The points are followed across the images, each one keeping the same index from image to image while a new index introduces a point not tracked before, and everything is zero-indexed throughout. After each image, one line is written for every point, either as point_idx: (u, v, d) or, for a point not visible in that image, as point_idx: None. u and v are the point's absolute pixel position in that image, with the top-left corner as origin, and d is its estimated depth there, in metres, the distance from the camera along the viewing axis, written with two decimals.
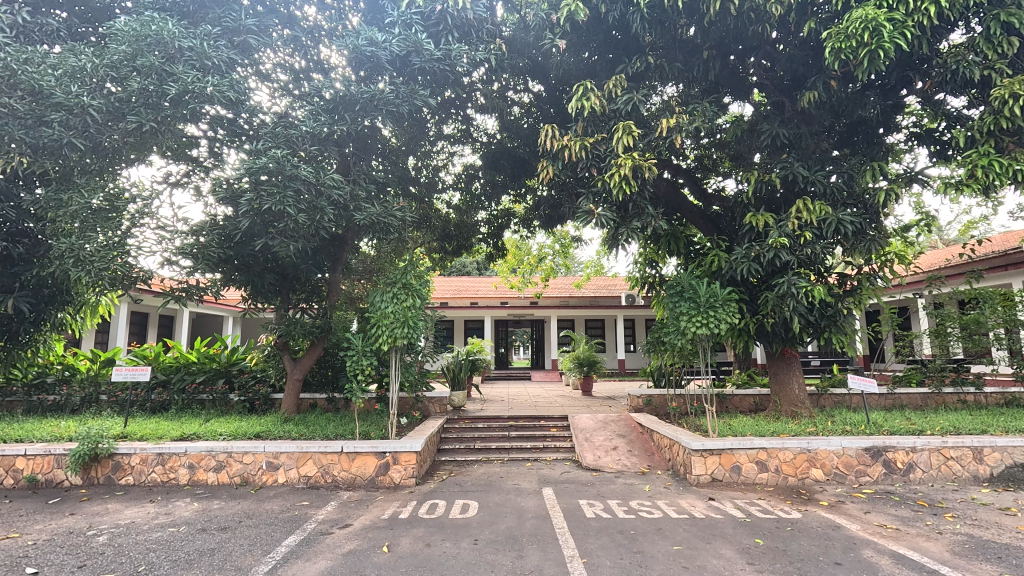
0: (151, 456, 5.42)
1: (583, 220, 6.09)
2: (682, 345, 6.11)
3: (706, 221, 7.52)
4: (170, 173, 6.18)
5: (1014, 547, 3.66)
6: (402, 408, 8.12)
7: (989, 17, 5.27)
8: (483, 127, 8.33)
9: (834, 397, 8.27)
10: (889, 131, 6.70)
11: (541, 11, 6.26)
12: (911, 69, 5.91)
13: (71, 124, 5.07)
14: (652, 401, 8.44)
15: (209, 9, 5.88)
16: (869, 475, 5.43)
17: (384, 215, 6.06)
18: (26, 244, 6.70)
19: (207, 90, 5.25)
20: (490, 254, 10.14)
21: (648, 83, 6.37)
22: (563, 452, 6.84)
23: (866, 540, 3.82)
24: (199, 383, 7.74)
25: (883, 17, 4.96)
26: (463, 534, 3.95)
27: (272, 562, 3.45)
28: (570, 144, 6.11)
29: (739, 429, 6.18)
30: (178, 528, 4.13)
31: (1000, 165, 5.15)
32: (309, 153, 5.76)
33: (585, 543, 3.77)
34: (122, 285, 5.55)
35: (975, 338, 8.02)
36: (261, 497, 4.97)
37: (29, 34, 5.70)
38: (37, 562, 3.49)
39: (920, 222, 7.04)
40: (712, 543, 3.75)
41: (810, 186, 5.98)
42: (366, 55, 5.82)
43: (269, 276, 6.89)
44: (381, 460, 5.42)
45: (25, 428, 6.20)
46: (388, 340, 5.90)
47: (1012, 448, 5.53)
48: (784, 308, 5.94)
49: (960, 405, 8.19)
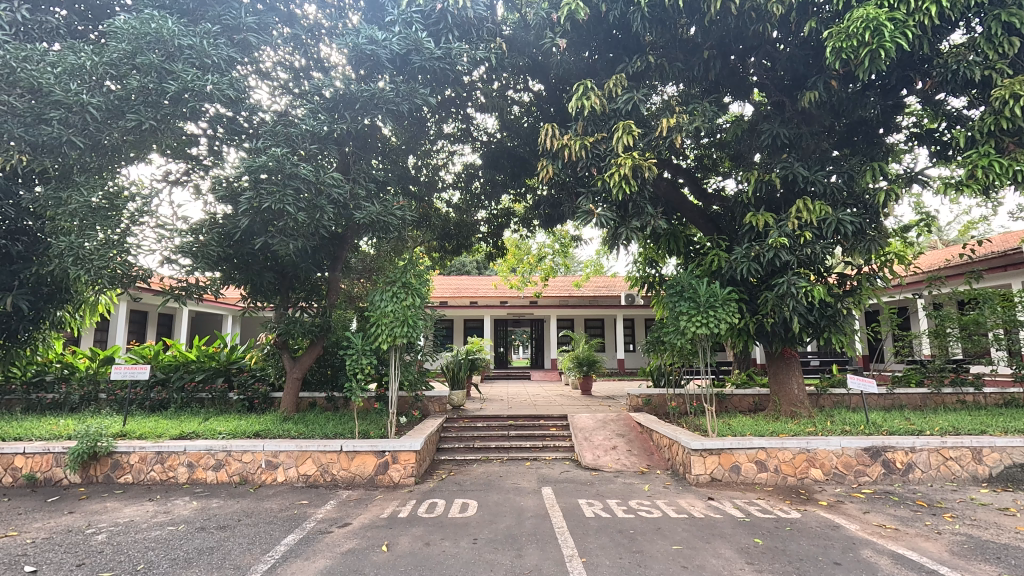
0: (150, 455, 5.41)
1: (582, 220, 6.09)
2: (682, 345, 6.11)
3: (706, 221, 7.51)
4: (169, 172, 6.18)
5: (1014, 548, 3.66)
6: (402, 408, 8.11)
7: (990, 17, 5.25)
8: (483, 126, 8.33)
9: (834, 397, 8.28)
10: (889, 131, 6.69)
11: (541, 10, 6.26)
12: (912, 69, 5.90)
13: (71, 122, 5.04)
14: (652, 401, 8.44)
15: (209, 7, 5.86)
16: (868, 475, 5.43)
17: (383, 214, 6.05)
18: (25, 242, 6.70)
19: (206, 88, 5.24)
20: (490, 253, 10.14)
21: (648, 82, 6.37)
22: (562, 451, 6.83)
23: (866, 540, 3.82)
24: (199, 382, 7.72)
25: (884, 16, 4.96)
26: (462, 534, 3.94)
27: (271, 561, 3.44)
28: (570, 143, 6.10)
29: (738, 428, 6.18)
30: (177, 527, 4.12)
31: (1001, 165, 5.14)
32: (309, 152, 5.74)
33: (584, 543, 3.76)
34: (122, 284, 5.49)
35: (974, 339, 8.02)
36: (260, 497, 4.96)
37: (29, 32, 5.68)
38: (36, 561, 3.48)
39: (920, 222, 7.04)
40: (712, 543, 3.74)
41: (810, 186, 5.98)
42: (366, 53, 5.81)
43: (269, 275, 6.88)
44: (380, 459, 5.42)
45: (24, 427, 6.18)
46: (387, 339, 5.89)
47: (1011, 448, 5.53)
48: (783, 308, 5.93)
49: (959, 406, 8.18)
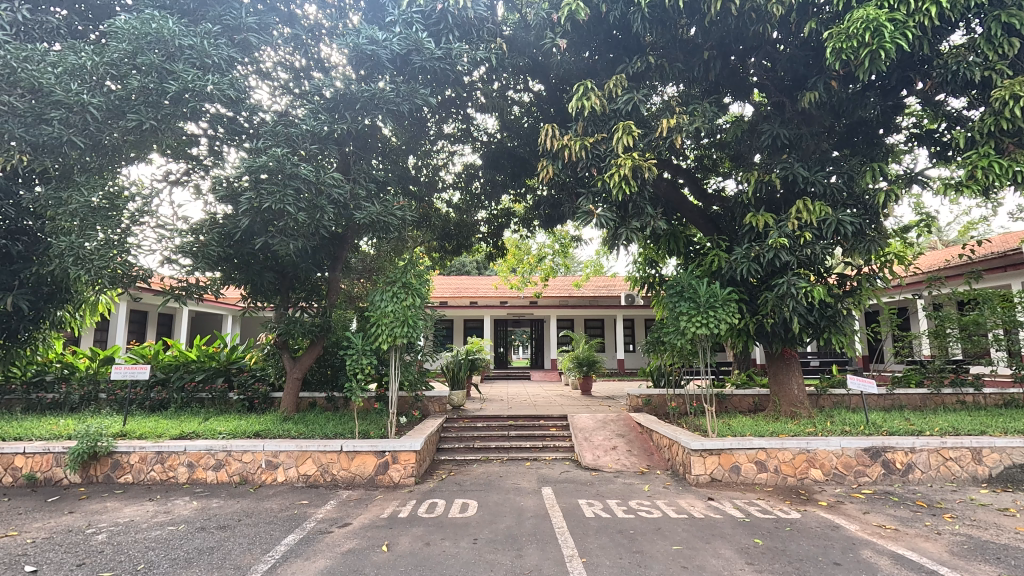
0: (150, 455, 5.41)
1: (582, 220, 6.08)
2: (682, 345, 6.11)
3: (706, 221, 7.52)
4: (170, 172, 6.18)
5: (1014, 548, 3.66)
6: (402, 408, 8.12)
7: (990, 18, 5.26)
8: (483, 126, 8.33)
9: (834, 398, 8.28)
10: (889, 131, 6.69)
11: (541, 10, 6.27)
12: (912, 70, 5.91)
13: (71, 122, 5.05)
14: (652, 401, 8.43)
15: (209, 7, 5.86)
16: (868, 476, 5.43)
17: (384, 214, 6.05)
18: (25, 242, 6.70)
19: (206, 88, 5.24)
20: (490, 253, 10.14)
21: (648, 83, 6.38)
22: (562, 451, 6.84)
23: (866, 540, 3.82)
24: (199, 381, 7.73)
25: (884, 17, 4.96)
26: (462, 534, 3.94)
27: (271, 561, 3.44)
28: (570, 143, 6.10)
29: (738, 429, 6.19)
30: (177, 527, 4.12)
31: (1001, 166, 5.14)
32: (309, 152, 5.74)
33: (584, 543, 3.76)
34: (122, 283, 5.50)
35: (974, 339, 8.02)
36: (260, 497, 4.96)
37: (29, 32, 5.68)
38: (36, 560, 3.48)
39: (920, 223, 7.05)
40: (712, 543, 3.75)
41: (810, 186, 5.98)
42: (366, 53, 5.81)
43: (269, 275, 6.88)
44: (380, 459, 5.42)
45: (24, 426, 6.19)
46: (387, 339, 5.89)
47: (1011, 449, 5.53)
48: (783, 308, 5.93)
49: (959, 406, 8.18)
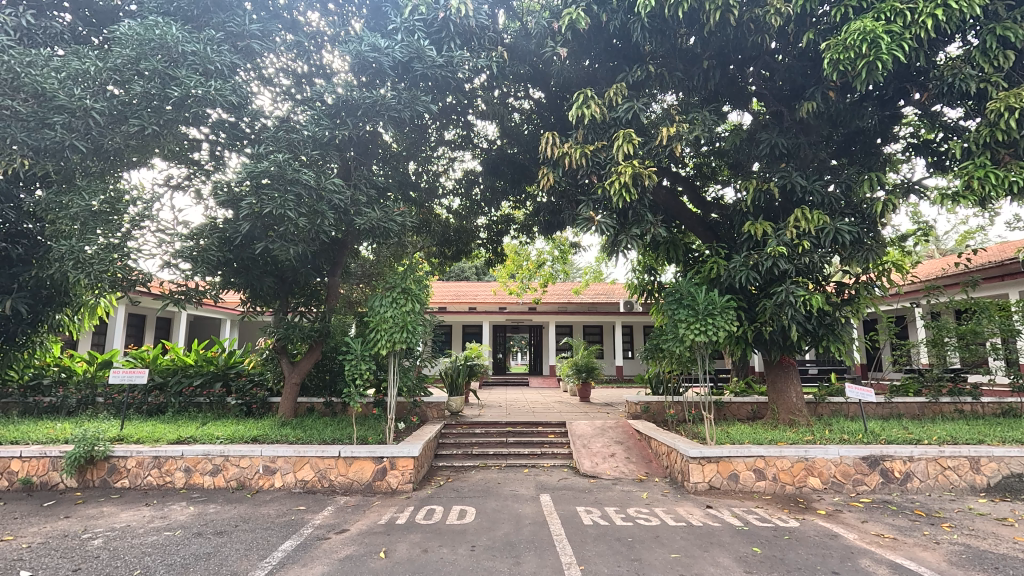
0: (146, 459, 5.40)
1: (582, 227, 6.19)
2: (681, 352, 6.09)
3: (705, 228, 7.53)
4: (171, 176, 6.22)
5: (1012, 558, 3.65)
6: (399, 413, 7.91)
7: (986, 30, 5.32)
8: (483, 133, 8.37)
9: (832, 405, 8.25)
10: (887, 141, 6.70)
11: (542, 19, 6.38)
12: (909, 81, 6.03)
13: (74, 126, 5.09)
14: (650, 408, 8.48)
15: (213, 14, 5.91)
16: (866, 485, 5.43)
17: (384, 219, 6.04)
18: (25, 245, 6.79)
19: (209, 95, 5.23)
20: (490, 259, 10.16)
21: (647, 91, 6.42)
22: (560, 458, 6.83)
23: (864, 549, 3.81)
24: (196, 386, 7.69)
25: (881, 29, 5.01)
26: (460, 540, 3.94)
27: (268, 567, 3.43)
28: (570, 151, 6.13)
29: (737, 435, 6.20)
30: (174, 532, 4.10)
31: (997, 176, 5.15)
32: (310, 157, 5.79)
33: (582, 550, 3.75)
34: (120, 287, 5.53)
35: (972, 348, 7.98)
36: (257, 502, 4.93)
37: (32, 36, 5.72)
38: (31, 565, 3.46)
39: (917, 232, 7.06)
40: (710, 551, 3.74)
41: (808, 195, 6.09)
42: (368, 60, 5.86)
43: (268, 280, 6.86)
44: (378, 465, 5.40)
45: (19, 430, 6.14)
46: (387, 345, 5.89)
47: (1010, 458, 5.51)
48: (781, 316, 5.94)
49: (957, 416, 8.16)
